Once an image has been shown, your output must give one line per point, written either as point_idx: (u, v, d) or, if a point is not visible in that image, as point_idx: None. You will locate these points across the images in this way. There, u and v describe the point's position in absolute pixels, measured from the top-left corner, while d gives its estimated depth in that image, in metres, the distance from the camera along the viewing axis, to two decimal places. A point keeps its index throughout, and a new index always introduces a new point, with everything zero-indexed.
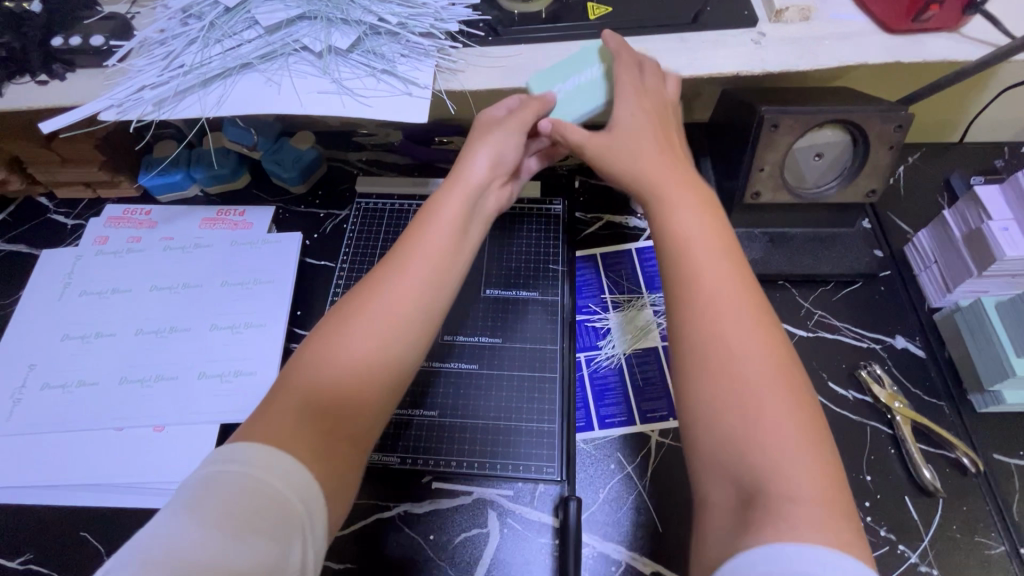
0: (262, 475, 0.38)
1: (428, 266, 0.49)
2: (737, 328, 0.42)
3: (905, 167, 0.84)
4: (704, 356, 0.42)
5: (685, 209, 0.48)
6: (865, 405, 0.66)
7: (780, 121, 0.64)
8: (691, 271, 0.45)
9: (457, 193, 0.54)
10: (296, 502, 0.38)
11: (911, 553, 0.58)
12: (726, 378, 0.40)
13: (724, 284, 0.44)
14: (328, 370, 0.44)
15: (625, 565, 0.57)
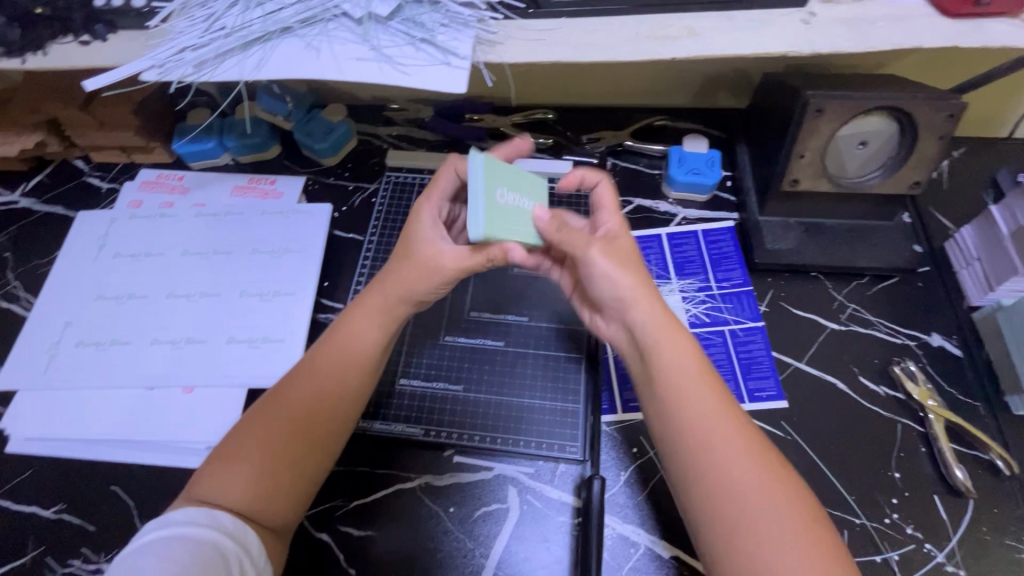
0: (199, 525, 0.46)
1: (341, 378, 0.55)
2: (750, 481, 0.46)
3: (949, 161, 0.81)
4: (726, 515, 0.45)
5: (684, 364, 0.51)
6: (896, 401, 0.64)
7: (825, 106, 0.62)
8: (682, 415, 0.49)
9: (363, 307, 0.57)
10: (231, 540, 0.46)
11: (938, 553, 0.56)
12: (751, 536, 0.44)
13: (713, 423, 0.48)
14: (242, 475, 0.50)
15: (644, 547, 0.57)
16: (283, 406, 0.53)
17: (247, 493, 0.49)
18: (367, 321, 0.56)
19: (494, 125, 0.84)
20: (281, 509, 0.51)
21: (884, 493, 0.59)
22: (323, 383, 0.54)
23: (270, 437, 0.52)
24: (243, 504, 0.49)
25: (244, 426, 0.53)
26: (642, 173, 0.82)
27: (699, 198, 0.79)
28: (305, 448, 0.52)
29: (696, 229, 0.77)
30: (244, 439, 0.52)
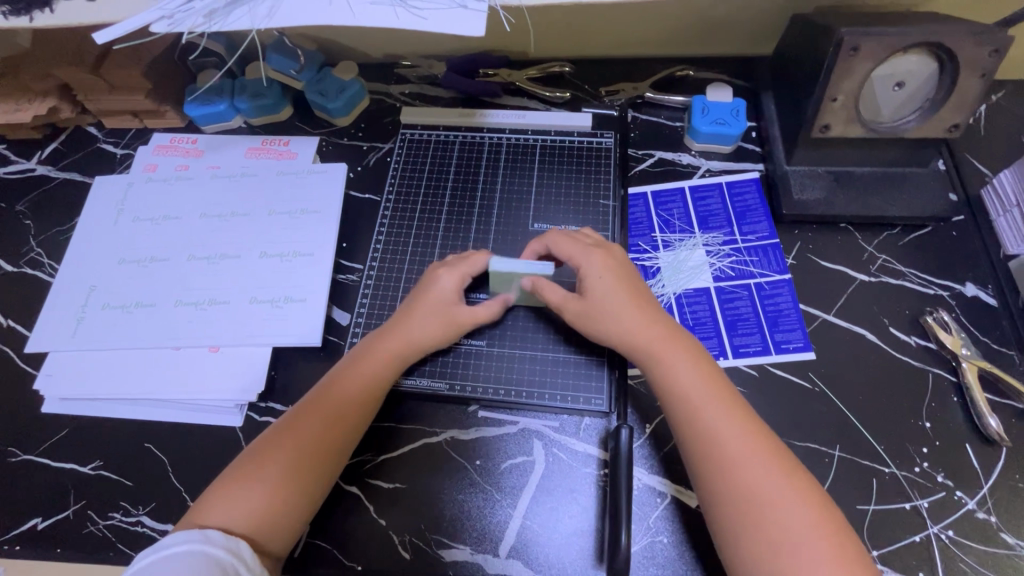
0: (194, 542, 0.46)
1: (353, 406, 0.57)
2: (754, 471, 0.49)
3: (987, 106, 0.77)
4: (736, 505, 0.48)
5: (685, 368, 0.55)
6: (928, 351, 0.63)
7: (860, 44, 0.59)
8: (703, 429, 0.52)
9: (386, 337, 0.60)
10: (226, 552, 0.47)
11: (968, 500, 0.56)
12: (763, 522, 0.47)
13: (730, 436, 0.51)
14: (252, 500, 0.51)
15: (671, 496, 0.58)
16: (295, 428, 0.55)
17: (262, 516, 0.51)
18: (378, 351, 0.60)
19: (508, 80, 0.83)
20: (290, 530, 0.52)
21: (915, 442, 0.59)
22: (335, 411, 0.56)
23: (278, 464, 0.53)
24: (246, 521, 0.50)
25: (250, 452, 0.55)
26: (664, 126, 0.79)
27: (723, 149, 0.76)
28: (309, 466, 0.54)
29: (720, 181, 0.75)
30: (255, 466, 0.53)
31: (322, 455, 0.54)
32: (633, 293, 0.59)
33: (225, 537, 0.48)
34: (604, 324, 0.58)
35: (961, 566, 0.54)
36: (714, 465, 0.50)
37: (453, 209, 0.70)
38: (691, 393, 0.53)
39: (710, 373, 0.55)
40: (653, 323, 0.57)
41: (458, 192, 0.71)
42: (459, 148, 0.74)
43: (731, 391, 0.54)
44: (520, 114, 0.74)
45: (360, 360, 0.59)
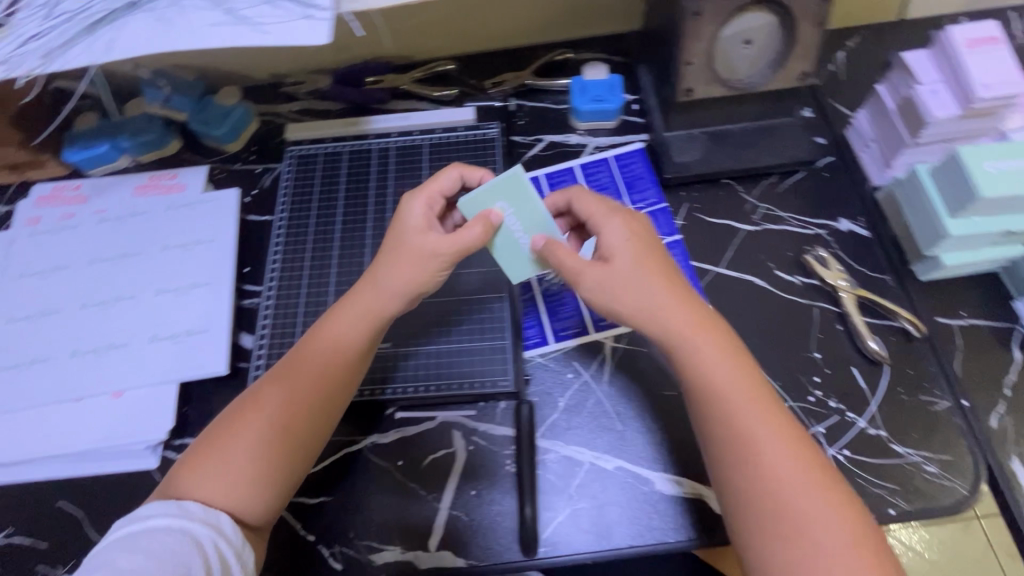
0: (171, 517, 0.47)
1: (320, 373, 0.55)
2: (781, 470, 0.48)
3: (844, 52, 0.82)
4: (762, 509, 0.48)
5: (718, 361, 0.52)
6: (812, 287, 0.67)
7: (701, 8, 0.62)
8: (740, 427, 0.50)
9: (359, 292, 0.57)
10: (205, 527, 0.47)
11: (859, 420, 0.60)
12: (788, 525, 0.46)
13: (767, 435, 0.49)
14: (229, 478, 0.51)
15: (589, 463, 0.60)
16: (270, 399, 0.54)
17: (242, 491, 0.51)
18: (353, 313, 0.56)
19: (395, 84, 0.84)
20: (271, 500, 0.52)
21: (807, 374, 0.62)
22: (308, 381, 0.54)
23: (255, 440, 0.52)
24: (225, 495, 0.50)
25: (217, 427, 0.53)
26: (550, 110, 0.81)
27: (607, 124, 0.79)
28: (289, 442, 0.53)
29: (608, 155, 0.77)
30: (231, 439, 0.52)
31: (297, 430, 0.53)
32: (665, 275, 0.54)
33: (204, 509, 0.48)
34: (625, 294, 0.53)
35: (858, 480, 0.57)
36: (741, 460, 0.49)
37: (347, 218, 0.70)
38: (724, 384, 0.51)
39: (744, 366, 0.52)
40: (684, 307, 0.53)
41: (351, 201, 0.71)
42: (348, 157, 0.74)
43: (761, 385, 0.52)
44: (404, 116, 0.75)
45: (334, 321, 0.56)
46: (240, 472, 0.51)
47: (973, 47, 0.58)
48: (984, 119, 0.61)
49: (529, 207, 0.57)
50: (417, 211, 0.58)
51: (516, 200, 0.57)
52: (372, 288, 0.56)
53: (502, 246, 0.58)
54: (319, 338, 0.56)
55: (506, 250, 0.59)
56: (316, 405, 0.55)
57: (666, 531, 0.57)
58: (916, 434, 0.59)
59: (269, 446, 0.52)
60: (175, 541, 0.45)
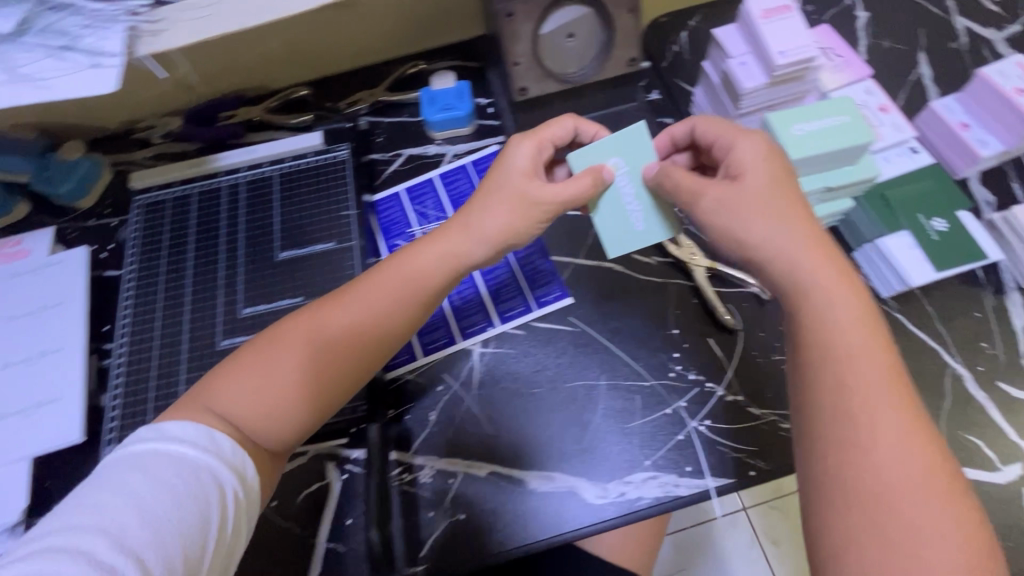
0: (195, 451, 0.45)
1: (375, 322, 0.54)
2: (886, 445, 0.42)
3: (687, 31, 0.84)
4: (853, 485, 0.42)
5: (847, 318, 0.46)
6: (668, 265, 0.68)
7: (513, 8, 0.63)
8: (864, 399, 0.44)
9: (442, 235, 0.58)
10: (223, 466, 0.46)
11: (718, 389, 0.61)
12: (878, 504, 0.41)
13: (898, 420, 0.43)
14: (259, 402, 0.50)
15: (462, 473, 0.60)
16: (301, 341, 0.52)
17: (265, 417, 0.50)
18: (437, 252, 0.57)
19: (248, 117, 0.83)
20: (292, 432, 0.52)
21: (667, 350, 0.64)
22: (356, 321, 0.54)
23: (294, 369, 0.51)
24: (253, 420, 0.50)
25: (243, 355, 0.53)
26: (408, 123, 0.81)
27: (463, 131, 0.79)
28: (321, 380, 0.52)
29: (465, 161, 0.77)
30: (271, 369, 0.51)
31: (335, 367, 0.53)
32: (810, 232, 0.49)
33: (226, 441, 0.47)
34: (739, 221, 0.50)
35: (719, 448, 0.59)
36: (849, 434, 0.43)
37: (199, 262, 0.68)
38: (845, 334, 0.46)
39: (873, 330, 0.46)
40: (803, 253, 0.48)
41: (201, 243, 0.69)
42: (197, 200, 0.72)
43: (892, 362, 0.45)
44: (250, 150, 0.74)
45: (409, 264, 0.56)
46: (271, 402, 0.50)
47: (770, 17, 0.61)
48: (796, 83, 0.63)
49: (639, 155, 0.58)
50: (523, 154, 0.59)
51: (637, 149, 0.58)
52: (464, 230, 0.57)
53: (610, 208, 0.59)
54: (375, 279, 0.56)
55: (608, 210, 0.59)
56: (362, 356, 0.54)
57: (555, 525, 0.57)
58: (772, 394, 0.61)
59: (308, 378, 0.52)
60: (194, 477, 0.43)
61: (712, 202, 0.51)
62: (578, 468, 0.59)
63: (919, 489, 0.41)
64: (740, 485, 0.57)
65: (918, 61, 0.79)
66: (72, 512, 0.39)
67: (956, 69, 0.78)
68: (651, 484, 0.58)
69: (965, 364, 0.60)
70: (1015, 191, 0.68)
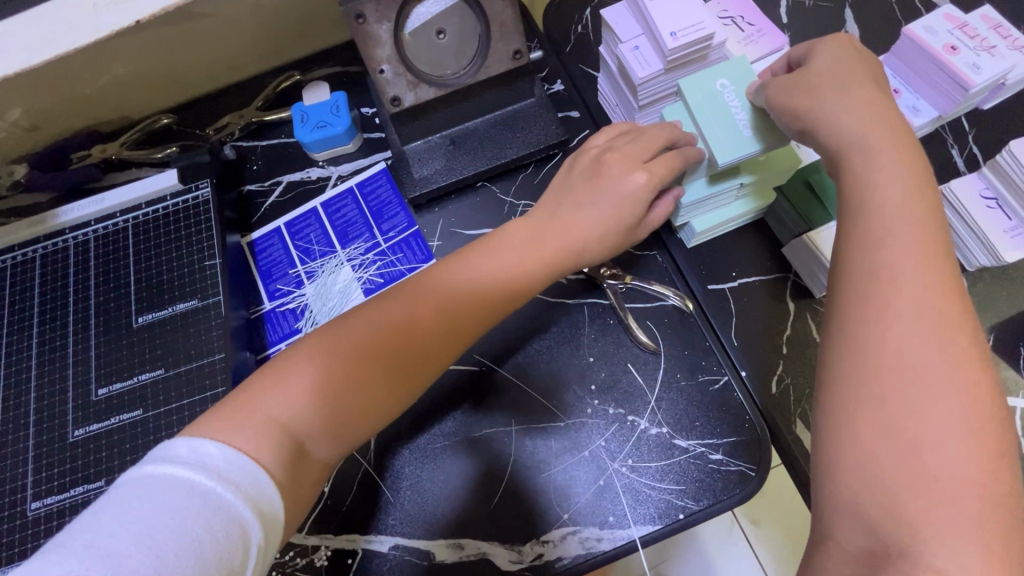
0: (226, 492, 0.34)
1: (440, 315, 0.47)
2: (912, 340, 0.36)
3: (591, 8, 0.74)
4: (867, 383, 0.37)
5: (885, 202, 0.40)
6: (580, 282, 0.60)
7: (362, 8, 0.53)
8: (889, 285, 0.38)
9: (558, 224, 0.52)
10: (256, 517, 0.35)
11: (641, 421, 0.55)
12: (895, 399, 0.36)
13: (921, 313, 0.37)
14: (298, 395, 0.42)
15: (361, 552, 0.53)
16: (337, 338, 0.45)
17: (312, 416, 0.42)
18: (545, 246, 0.51)
19: (105, 156, 0.72)
20: (345, 440, 0.45)
21: (582, 382, 0.57)
22: (448, 301, 0.48)
23: (343, 362, 0.44)
24: (303, 419, 0.42)
25: (347, 334, 0.45)
26: (285, 145, 0.71)
27: (347, 148, 0.70)
28: (386, 371, 0.45)
29: (350, 185, 0.69)
30: (322, 367, 0.44)
31: (390, 363, 0.45)
32: (880, 118, 0.43)
33: (234, 476, 0.36)
34: (821, 100, 0.45)
35: (643, 490, 0.53)
36: (870, 320, 0.38)
37: (45, 338, 0.59)
38: (887, 219, 0.39)
39: (925, 219, 0.39)
40: (870, 125, 0.43)
41: (48, 315, 0.60)
42: (41, 263, 0.62)
43: (939, 252, 0.38)
44: (98, 200, 0.64)
45: (493, 247, 0.51)
46: (325, 408, 0.43)
47: None
48: (699, 64, 0.55)
49: (712, 90, 0.52)
50: (638, 181, 0.50)
51: (701, 84, 0.53)
52: (540, 234, 0.51)
53: (713, 128, 0.51)
54: (462, 257, 0.51)
55: (710, 114, 0.51)
56: (424, 347, 0.47)
57: (495, 531, 0.53)
58: (700, 423, 0.54)
59: (362, 373, 0.44)
60: (223, 527, 0.33)
61: (777, 87, 0.48)
62: (488, 531, 0.53)
63: (950, 390, 0.35)
64: (669, 530, 0.52)
65: (845, 20, 0.71)
66: (67, 554, 0.30)
67: (887, 25, 0.70)
68: (571, 541, 0.52)
69: None
70: (955, 160, 0.61)
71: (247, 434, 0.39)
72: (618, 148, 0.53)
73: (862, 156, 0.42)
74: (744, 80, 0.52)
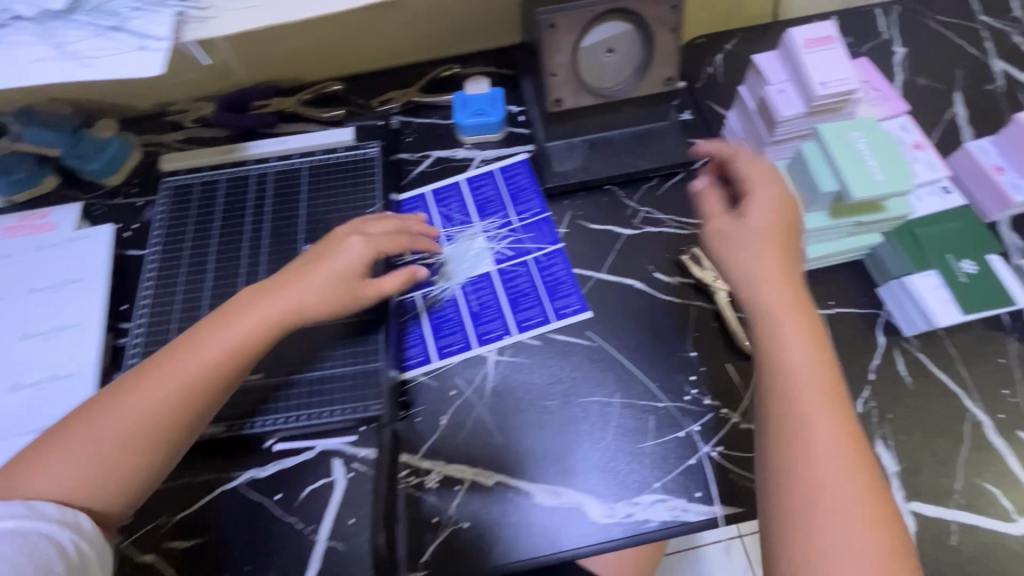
0: (24, 521, 0.45)
1: (196, 386, 0.53)
2: (835, 486, 0.43)
3: (722, 55, 0.84)
4: (798, 515, 0.43)
5: (791, 336, 0.49)
6: (689, 287, 0.68)
7: (556, 20, 0.63)
8: (806, 442, 0.45)
9: (275, 296, 0.58)
10: (62, 528, 0.46)
11: (733, 415, 0.61)
12: (816, 531, 0.42)
13: (832, 472, 0.44)
14: (102, 434, 0.50)
15: (469, 482, 0.59)
16: (155, 380, 0.52)
17: (83, 470, 0.49)
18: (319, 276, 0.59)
19: (281, 108, 0.82)
20: (143, 468, 0.51)
21: (684, 372, 0.63)
22: (173, 376, 0.52)
23: (148, 397, 0.52)
24: (78, 468, 0.49)
25: (129, 377, 0.53)
26: (438, 125, 0.81)
27: (493, 137, 0.79)
28: (139, 429, 0.51)
29: (493, 168, 0.77)
30: (147, 413, 0.51)
31: (185, 392, 0.52)
32: (783, 299, 0.50)
33: (61, 509, 0.47)
34: (738, 256, 0.53)
35: (730, 476, 0.58)
36: (792, 467, 0.45)
37: (223, 248, 0.68)
38: (805, 382, 0.47)
39: (830, 395, 0.47)
40: (777, 296, 0.51)
41: (227, 229, 0.69)
42: (225, 186, 0.72)
43: (838, 382, 0.48)
44: (282, 141, 0.74)
45: (237, 315, 0.56)
46: (109, 465, 0.50)
47: (813, 47, 0.60)
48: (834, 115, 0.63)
49: (850, 144, 0.59)
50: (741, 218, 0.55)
51: (838, 135, 0.59)
52: (253, 310, 0.56)
53: (847, 168, 0.57)
54: (195, 335, 0.55)
55: (846, 159, 0.58)
56: (210, 399, 0.54)
57: (582, 490, 0.58)
58: None
59: (142, 415, 0.51)
60: (30, 543, 0.44)
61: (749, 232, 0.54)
62: (586, 485, 0.59)
63: (865, 540, 0.42)
64: (751, 514, 0.57)
65: (953, 101, 0.79)
66: None
67: (993, 112, 0.78)
68: (659, 507, 0.57)
69: (987, 411, 0.60)
70: None
71: (61, 470, 0.49)
72: (359, 223, 0.64)
73: (778, 324, 0.50)
74: (882, 138, 0.59)
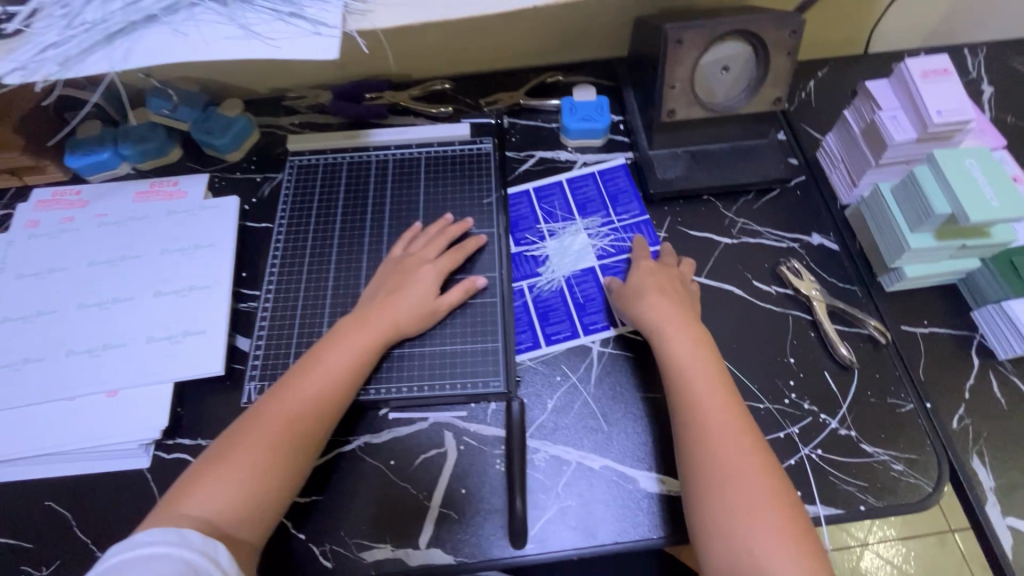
0: (174, 548, 0.43)
1: (307, 422, 0.56)
2: (741, 478, 0.53)
3: (814, 81, 0.88)
4: (719, 508, 0.52)
5: (689, 358, 0.60)
6: (785, 296, 0.71)
7: (683, 36, 0.67)
8: (709, 442, 0.55)
9: (383, 319, 0.63)
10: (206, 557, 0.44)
11: (832, 420, 0.63)
12: (737, 519, 0.51)
13: (742, 467, 0.53)
14: (249, 453, 0.53)
15: (576, 463, 0.62)
16: (286, 403, 0.56)
17: (236, 489, 0.52)
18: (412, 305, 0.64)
19: (394, 102, 0.87)
20: (284, 486, 0.54)
21: (784, 377, 0.65)
22: (303, 390, 0.57)
23: (284, 417, 0.55)
24: (228, 486, 0.51)
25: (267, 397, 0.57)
26: (542, 128, 0.85)
27: (596, 142, 0.83)
28: (277, 443, 0.54)
29: (595, 171, 0.81)
30: (280, 431, 0.55)
31: (313, 411, 0.56)
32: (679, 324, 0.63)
33: (205, 538, 0.45)
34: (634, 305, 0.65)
35: (830, 477, 0.60)
36: (706, 467, 0.54)
37: (346, 225, 0.73)
38: (701, 391, 0.58)
39: (729, 403, 0.57)
40: (670, 324, 0.63)
41: (351, 208, 0.74)
42: (348, 168, 0.77)
43: (732, 391, 0.59)
44: (402, 130, 0.79)
45: (344, 341, 0.61)
46: (249, 487, 0.52)
47: (928, 78, 0.64)
48: (941, 143, 0.66)
49: (965, 171, 0.62)
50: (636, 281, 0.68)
51: (954, 161, 0.63)
52: (364, 325, 0.62)
53: (965, 192, 0.61)
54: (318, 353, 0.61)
55: (963, 184, 0.61)
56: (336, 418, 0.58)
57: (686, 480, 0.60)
58: (885, 435, 0.62)
59: (281, 432, 0.55)
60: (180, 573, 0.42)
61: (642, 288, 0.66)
62: None
63: (768, 524, 0.50)
64: (851, 515, 0.59)
65: None
66: None
67: None
68: None
69: None
70: None
71: (210, 496, 0.51)
72: (416, 252, 0.69)
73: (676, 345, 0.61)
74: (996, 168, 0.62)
